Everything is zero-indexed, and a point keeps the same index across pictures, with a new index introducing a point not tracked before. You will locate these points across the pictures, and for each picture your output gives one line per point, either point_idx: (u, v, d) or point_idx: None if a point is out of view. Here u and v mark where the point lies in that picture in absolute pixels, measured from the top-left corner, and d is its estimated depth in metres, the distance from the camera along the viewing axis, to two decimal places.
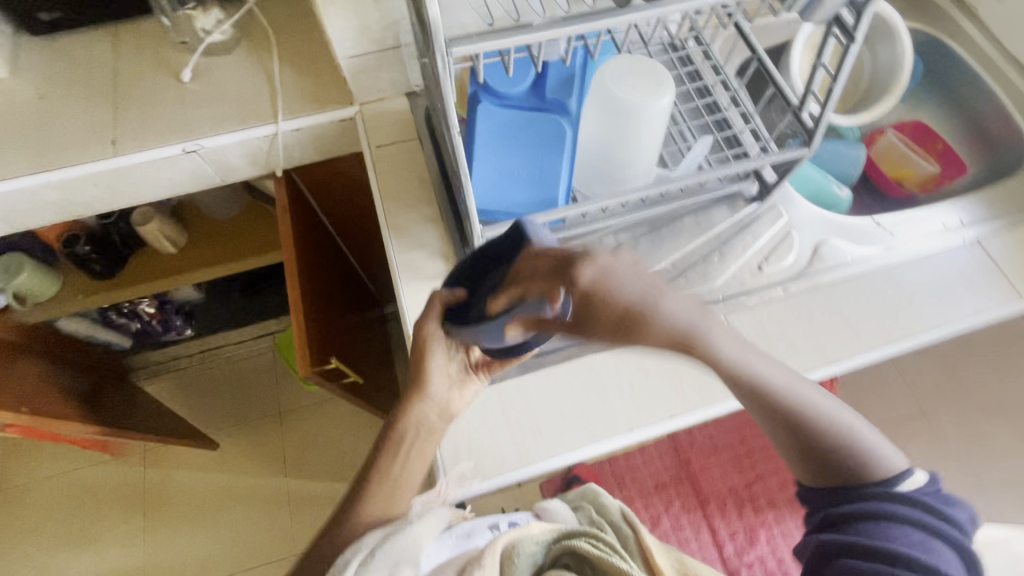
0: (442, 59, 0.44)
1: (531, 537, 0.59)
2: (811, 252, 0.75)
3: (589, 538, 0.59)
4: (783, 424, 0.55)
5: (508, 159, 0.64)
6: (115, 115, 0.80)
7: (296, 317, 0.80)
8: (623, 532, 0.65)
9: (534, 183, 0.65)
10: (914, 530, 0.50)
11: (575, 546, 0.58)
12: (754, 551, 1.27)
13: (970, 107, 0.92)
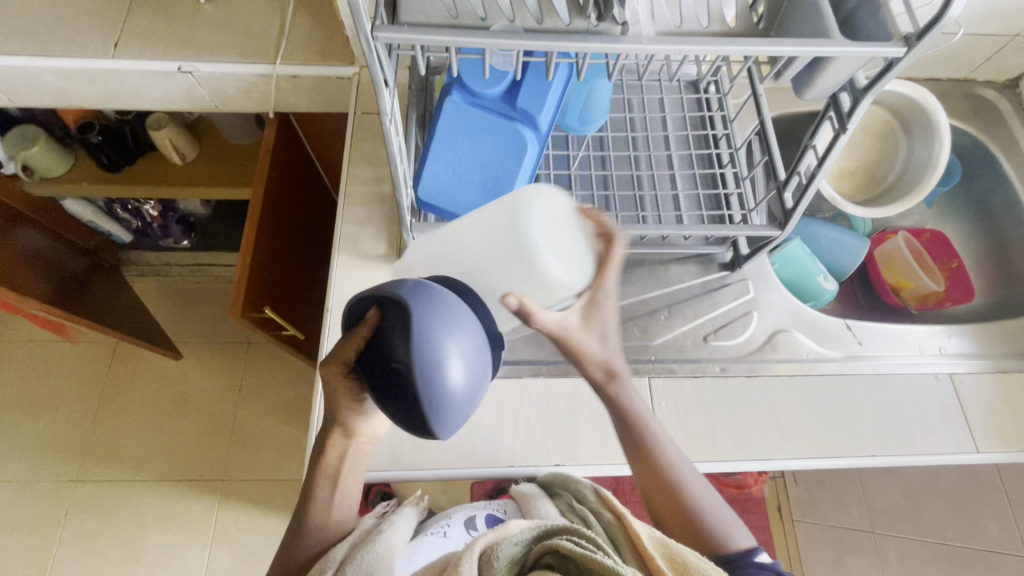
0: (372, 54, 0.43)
1: (508, 536, 0.48)
2: (766, 338, 0.71)
3: (571, 535, 0.48)
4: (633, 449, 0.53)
5: (461, 158, 0.61)
6: (126, 18, 0.81)
7: (242, 259, 0.80)
8: (604, 519, 0.54)
9: (484, 189, 0.63)
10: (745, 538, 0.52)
11: (556, 544, 0.46)
12: None
13: (999, 231, 0.84)
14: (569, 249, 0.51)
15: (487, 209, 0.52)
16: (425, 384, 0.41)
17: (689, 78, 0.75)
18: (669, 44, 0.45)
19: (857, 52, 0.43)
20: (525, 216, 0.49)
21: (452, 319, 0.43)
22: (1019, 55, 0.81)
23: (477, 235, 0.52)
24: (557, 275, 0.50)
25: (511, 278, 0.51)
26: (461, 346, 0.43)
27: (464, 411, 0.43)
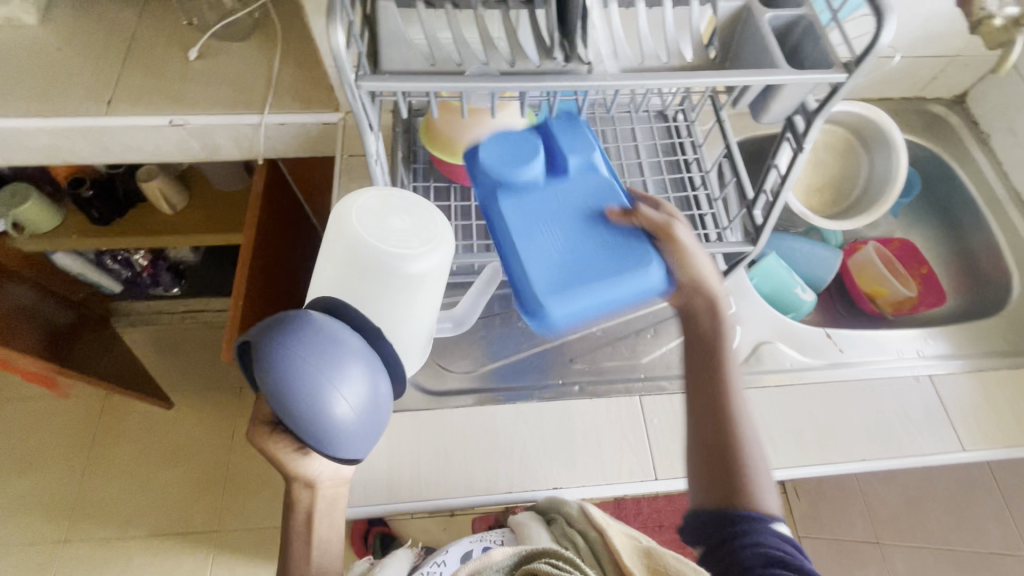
0: (358, 103, 0.46)
1: (491, 564, 0.49)
2: (750, 351, 0.72)
3: (550, 558, 0.49)
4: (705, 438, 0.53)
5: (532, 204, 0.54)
6: (119, 77, 0.84)
7: (234, 302, 0.81)
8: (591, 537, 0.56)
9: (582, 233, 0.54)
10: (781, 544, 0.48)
11: (535, 569, 0.48)
12: None
13: (963, 236, 0.88)
14: (406, 235, 0.54)
15: (327, 252, 0.58)
16: (314, 418, 0.43)
17: (658, 109, 0.80)
18: (633, 80, 0.49)
19: (803, 79, 0.47)
20: (346, 237, 0.54)
21: (326, 348, 0.44)
22: (962, 73, 0.87)
23: (329, 280, 0.59)
24: (403, 260, 0.53)
25: (372, 285, 0.56)
26: (344, 373, 0.44)
27: (364, 431, 0.45)
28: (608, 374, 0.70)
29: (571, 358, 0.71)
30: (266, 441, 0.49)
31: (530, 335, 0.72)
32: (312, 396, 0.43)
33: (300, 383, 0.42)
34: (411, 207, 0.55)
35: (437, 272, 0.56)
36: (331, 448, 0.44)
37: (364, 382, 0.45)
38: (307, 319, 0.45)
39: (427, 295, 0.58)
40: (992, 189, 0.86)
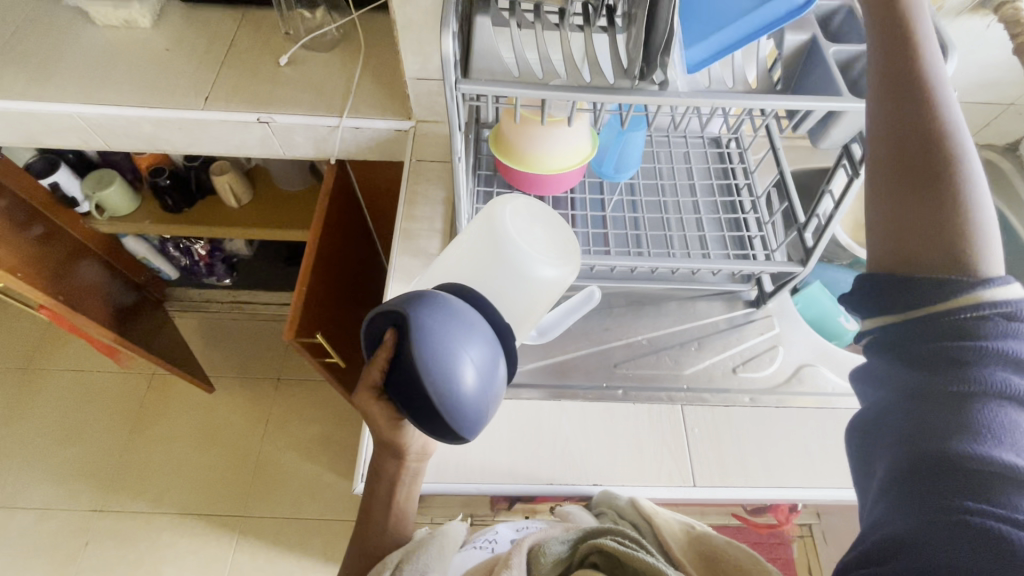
0: (452, 104, 0.52)
1: (552, 536, 0.52)
2: (792, 371, 0.74)
3: (614, 536, 0.49)
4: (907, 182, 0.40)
5: None
6: (217, 77, 0.93)
7: (299, 288, 0.87)
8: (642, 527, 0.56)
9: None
10: (1007, 434, 0.34)
11: (601, 543, 0.47)
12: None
13: (1013, 281, 0.88)
14: (545, 245, 0.60)
15: (467, 240, 0.62)
16: (442, 390, 0.45)
17: (712, 135, 0.84)
18: (703, 99, 0.53)
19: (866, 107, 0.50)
20: (498, 229, 0.59)
21: (468, 327, 0.48)
22: (1016, 121, 0.89)
23: (462, 265, 0.62)
24: (542, 267, 0.58)
25: (501, 279, 0.59)
26: (473, 351, 0.47)
27: (480, 413, 0.47)
28: (651, 381, 0.72)
29: (615, 363, 0.74)
30: (367, 402, 0.50)
31: (578, 338, 0.76)
32: (450, 365, 0.45)
33: (445, 348, 0.45)
34: (549, 218, 0.62)
35: (555, 287, 0.61)
36: (454, 422, 0.46)
37: (490, 365, 0.48)
38: (452, 300, 0.49)
39: (540, 308, 0.62)
40: None
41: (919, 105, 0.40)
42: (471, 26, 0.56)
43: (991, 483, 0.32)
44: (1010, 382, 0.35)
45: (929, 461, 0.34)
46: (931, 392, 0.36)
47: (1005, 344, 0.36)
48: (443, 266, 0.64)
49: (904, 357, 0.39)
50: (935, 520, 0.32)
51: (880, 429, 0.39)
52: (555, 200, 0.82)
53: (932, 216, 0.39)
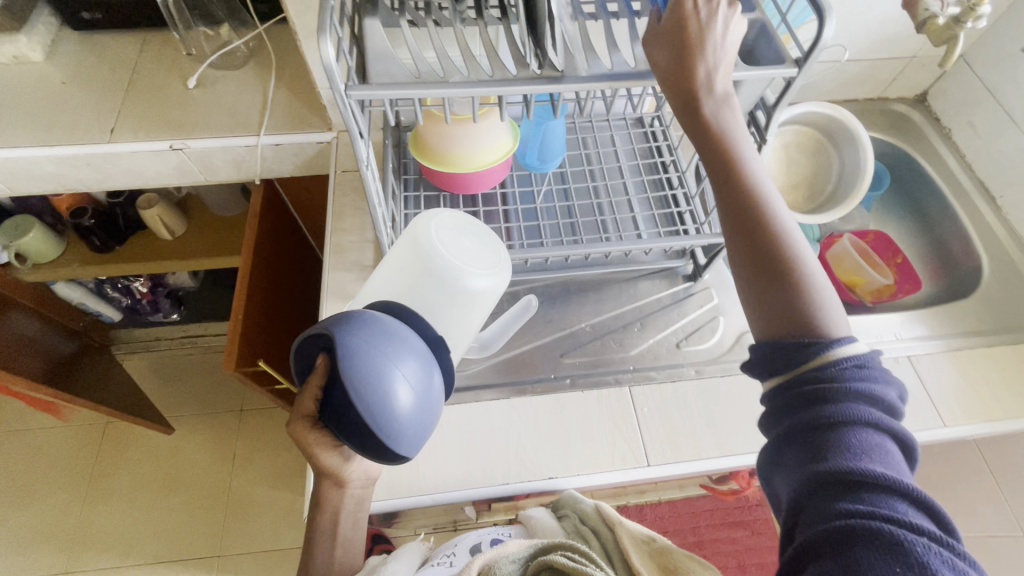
0: (346, 112, 0.50)
1: (505, 555, 0.53)
2: (735, 339, 0.75)
3: (565, 551, 0.53)
4: (759, 271, 0.44)
5: None
6: (121, 106, 0.89)
7: (234, 317, 0.84)
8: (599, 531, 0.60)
9: None
10: (872, 443, 0.37)
11: (552, 561, 0.51)
12: (767, 551, 1.26)
13: (934, 225, 0.92)
14: (476, 255, 0.61)
15: (396, 259, 0.63)
16: (376, 401, 0.46)
17: (633, 115, 0.85)
18: (604, 83, 0.52)
19: (760, 74, 0.50)
20: (426, 245, 0.60)
21: (397, 342, 0.49)
22: (920, 72, 0.93)
23: (393, 284, 0.62)
24: (474, 277, 0.60)
25: (439, 296, 0.61)
26: (404, 361, 0.49)
27: (420, 425, 0.49)
28: (599, 367, 0.72)
29: (561, 354, 0.73)
30: (302, 431, 0.51)
31: (523, 333, 0.75)
32: (383, 384, 0.47)
33: (377, 370, 0.46)
34: (478, 230, 0.63)
35: (490, 293, 0.63)
36: (387, 435, 0.47)
37: (420, 383, 0.49)
38: (378, 318, 0.50)
39: (478, 316, 0.64)
40: (959, 180, 0.90)
41: (735, 183, 0.46)
42: (362, 30, 0.54)
43: (866, 490, 0.35)
44: (869, 407, 0.39)
45: (817, 483, 0.37)
46: (802, 422, 0.39)
47: (852, 369, 0.39)
48: (374, 286, 0.65)
49: (777, 395, 0.42)
50: (825, 532, 0.35)
51: (772, 462, 0.41)
52: (485, 197, 0.81)
53: (776, 285, 0.44)
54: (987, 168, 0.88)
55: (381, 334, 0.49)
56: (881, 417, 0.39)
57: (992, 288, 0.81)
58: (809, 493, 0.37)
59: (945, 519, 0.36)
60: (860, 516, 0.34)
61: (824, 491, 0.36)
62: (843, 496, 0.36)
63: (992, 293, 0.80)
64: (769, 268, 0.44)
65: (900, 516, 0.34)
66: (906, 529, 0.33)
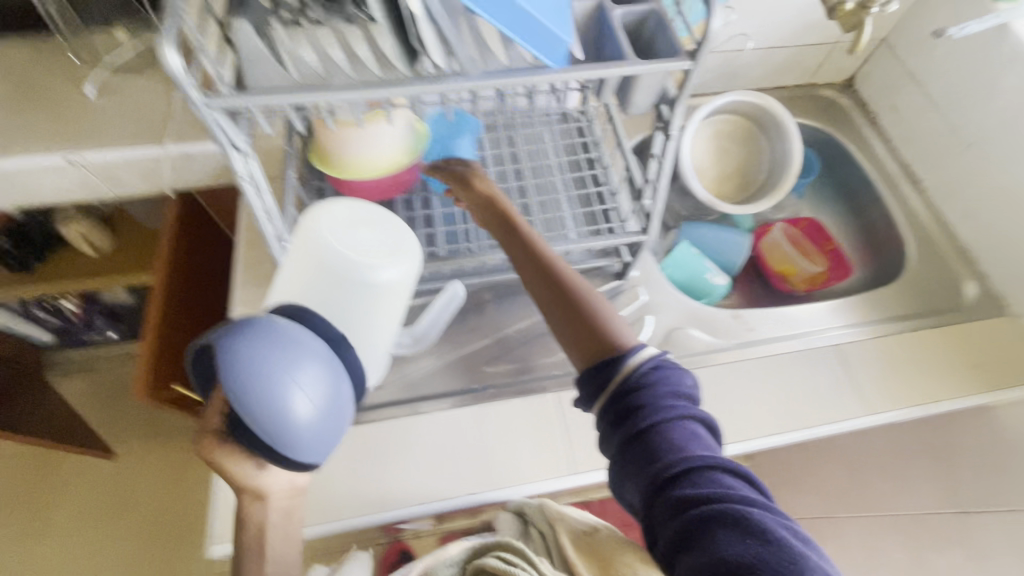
0: (214, 125, 0.46)
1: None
2: (663, 336, 0.74)
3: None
4: (563, 323, 0.52)
5: None
6: (11, 118, 0.82)
7: (147, 342, 0.80)
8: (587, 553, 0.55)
9: None
10: (693, 434, 0.45)
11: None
12: None
13: (863, 211, 0.92)
14: (377, 245, 0.57)
15: (291, 260, 0.59)
16: (266, 415, 0.43)
17: (559, 111, 0.82)
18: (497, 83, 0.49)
19: (653, 68, 0.48)
20: (321, 242, 0.56)
21: (292, 347, 0.46)
22: (846, 57, 0.93)
23: (290, 284, 0.58)
24: (376, 270, 0.56)
25: (341, 292, 0.57)
26: (300, 369, 0.46)
27: (326, 432, 0.47)
28: (526, 374, 0.70)
29: (487, 362, 0.71)
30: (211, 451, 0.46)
31: (447, 342, 0.73)
32: (271, 388, 0.43)
33: (263, 372, 0.43)
34: (379, 216, 0.58)
35: (398, 284, 0.58)
36: (280, 444, 0.44)
37: (322, 386, 0.47)
38: (267, 322, 0.46)
39: (396, 308, 0.60)
40: (885, 165, 0.91)
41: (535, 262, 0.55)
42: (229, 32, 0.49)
43: (694, 475, 0.42)
44: (682, 404, 0.46)
45: (658, 480, 0.43)
46: (636, 431, 0.45)
47: (654, 372, 0.47)
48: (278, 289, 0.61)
49: (610, 414, 0.47)
50: (682, 527, 0.40)
51: (619, 472, 0.46)
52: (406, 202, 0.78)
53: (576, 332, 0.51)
54: (911, 152, 0.89)
55: (269, 336, 0.45)
56: (693, 410, 0.46)
57: (918, 271, 0.81)
58: (656, 489, 0.43)
59: (754, 480, 0.43)
60: (700, 502, 0.40)
61: (666, 483, 0.42)
62: (680, 484, 0.42)
63: (918, 276, 0.81)
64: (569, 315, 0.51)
65: (727, 489, 0.41)
66: (736, 502, 0.40)
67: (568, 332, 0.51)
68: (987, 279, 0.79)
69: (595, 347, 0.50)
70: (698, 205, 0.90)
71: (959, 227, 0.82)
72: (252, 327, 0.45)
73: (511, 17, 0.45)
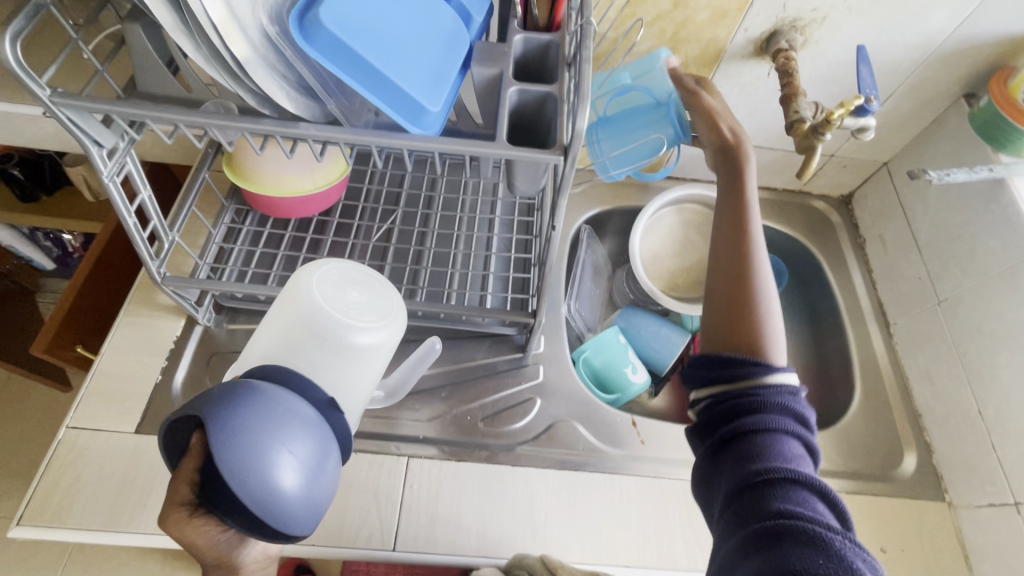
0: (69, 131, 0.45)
1: None
2: (545, 427, 0.69)
3: None
4: (720, 300, 0.52)
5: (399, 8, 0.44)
6: None
7: (64, 299, 0.82)
8: None
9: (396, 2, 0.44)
10: (777, 436, 0.44)
11: None
12: None
13: (823, 340, 0.83)
14: (364, 306, 0.55)
15: (272, 323, 0.55)
16: (261, 509, 0.39)
17: None
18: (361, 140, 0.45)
19: (522, 157, 0.44)
20: (305, 300, 0.53)
21: (282, 417, 0.42)
22: (842, 173, 0.85)
23: (264, 342, 0.55)
24: (355, 331, 0.53)
25: (314, 353, 0.53)
26: (293, 440, 0.42)
27: (316, 503, 0.42)
28: (388, 429, 0.67)
29: None
30: (179, 528, 0.40)
31: None
32: (263, 462, 0.39)
33: (254, 436, 0.39)
34: (369, 279, 0.56)
35: (382, 347, 0.56)
36: (283, 526, 0.40)
37: (315, 444, 0.43)
38: (254, 392, 0.42)
39: (374, 370, 0.56)
40: (857, 296, 0.82)
41: (732, 235, 0.55)
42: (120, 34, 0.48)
43: (773, 474, 0.42)
44: (786, 418, 0.46)
45: (738, 482, 0.43)
46: (730, 430, 0.46)
47: (783, 394, 0.47)
48: (249, 353, 0.57)
49: (713, 410, 0.49)
50: (756, 525, 0.39)
51: (707, 474, 0.47)
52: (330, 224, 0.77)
53: (729, 324, 0.51)
54: (887, 290, 0.80)
55: (263, 412, 0.41)
56: (792, 423, 0.46)
57: (857, 425, 0.72)
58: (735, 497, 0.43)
59: (843, 511, 0.41)
60: (771, 507, 0.40)
61: (757, 501, 0.41)
62: (766, 491, 0.41)
63: (856, 429, 0.72)
64: (727, 299, 0.52)
65: (801, 502, 0.40)
66: (810, 516, 0.39)
67: (717, 322, 0.52)
68: (933, 452, 0.70)
69: (733, 340, 0.50)
70: (642, 293, 0.85)
71: (916, 388, 0.73)
72: (247, 397, 0.42)
73: (372, 80, 0.42)
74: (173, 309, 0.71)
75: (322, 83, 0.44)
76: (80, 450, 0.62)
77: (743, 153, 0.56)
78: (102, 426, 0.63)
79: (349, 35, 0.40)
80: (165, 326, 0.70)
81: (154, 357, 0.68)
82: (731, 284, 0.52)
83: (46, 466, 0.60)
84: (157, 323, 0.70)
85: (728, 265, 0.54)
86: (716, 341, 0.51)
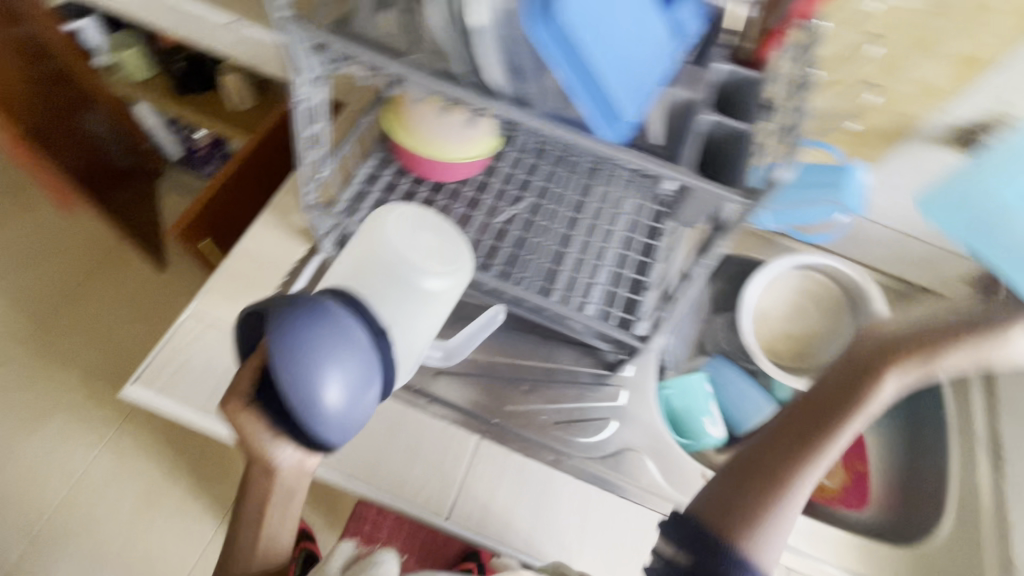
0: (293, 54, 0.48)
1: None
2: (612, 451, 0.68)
3: None
4: (759, 470, 0.50)
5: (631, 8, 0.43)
6: None
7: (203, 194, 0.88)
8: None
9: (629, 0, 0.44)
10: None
11: None
12: None
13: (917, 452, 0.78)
14: (434, 252, 0.62)
15: (349, 262, 0.65)
16: (304, 411, 0.45)
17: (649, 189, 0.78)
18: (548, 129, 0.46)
19: (704, 190, 0.44)
20: (384, 237, 0.62)
21: (338, 337, 0.48)
22: None
23: (344, 270, 0.64)
24: (423, 272, 0.61)
25: (384, 286, 0.61)
26: (342, 359, 0.47)
27: (352, 417, 0.48)
28: (466, 405, 0.68)
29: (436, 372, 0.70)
30: (235, 414, 0.48)
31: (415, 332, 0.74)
32: (314, 375, 0.45)
33: (310, 350, 0.46)
34: (445, 229, 0.64)
35: (444, 293, 0.63)
36: (319, 429, 0.46)
37: (358, 367, 0.48)
38: (323, 306, 0.48)
39: (434, 317, 0.63)
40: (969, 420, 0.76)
41: (795, 445, 0.51)
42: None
43: None
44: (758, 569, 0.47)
45: None
46: (706, 549, 0.47)
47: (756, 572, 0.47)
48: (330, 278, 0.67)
49: (688, 532, 0.49)
50: None
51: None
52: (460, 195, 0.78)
53: (746, 495, 0.49)
54: (1012, 425, 0.73)
55: (308, 337, 0.46)
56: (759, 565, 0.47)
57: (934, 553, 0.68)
58: None
59: None
60: None
61: None
62: None
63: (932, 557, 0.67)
64: (766, 468, 0.50)
65: None
66: None
67: (736, 497, 0.49)
68: None
69: (743, 522, 0.48)
70: (739, 347, 0.82)
71: None
72: (316, 314, 0.48)
73: (584, 74, 0.41)
74: (299, 231, 0.75)
75: (531, 64, 0.44)
76: (194, 337, 0.67)
77: (868, 382, 0.52)
78: (216, 320, 0.68)
79: (580, 25, 0.40)
80: (288, 246, 0.74)
81: (273, 271, 0.72)
82: (778, 464, 0.50)
83: (165, 342, 0.66)
84: (282, 241, 0.74)
85: (786, 455, 0.50)
86: (722, 513, 0.49)
